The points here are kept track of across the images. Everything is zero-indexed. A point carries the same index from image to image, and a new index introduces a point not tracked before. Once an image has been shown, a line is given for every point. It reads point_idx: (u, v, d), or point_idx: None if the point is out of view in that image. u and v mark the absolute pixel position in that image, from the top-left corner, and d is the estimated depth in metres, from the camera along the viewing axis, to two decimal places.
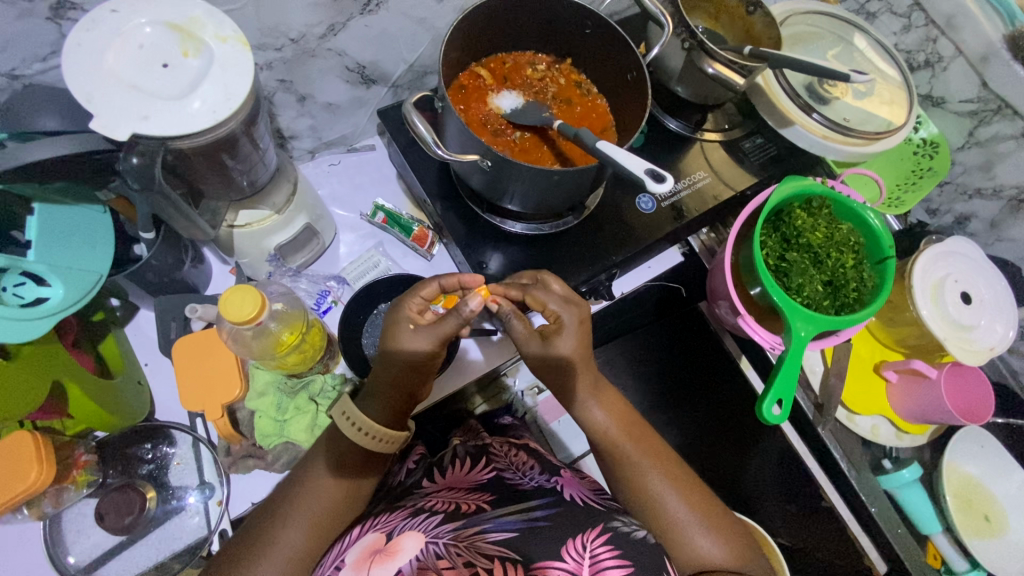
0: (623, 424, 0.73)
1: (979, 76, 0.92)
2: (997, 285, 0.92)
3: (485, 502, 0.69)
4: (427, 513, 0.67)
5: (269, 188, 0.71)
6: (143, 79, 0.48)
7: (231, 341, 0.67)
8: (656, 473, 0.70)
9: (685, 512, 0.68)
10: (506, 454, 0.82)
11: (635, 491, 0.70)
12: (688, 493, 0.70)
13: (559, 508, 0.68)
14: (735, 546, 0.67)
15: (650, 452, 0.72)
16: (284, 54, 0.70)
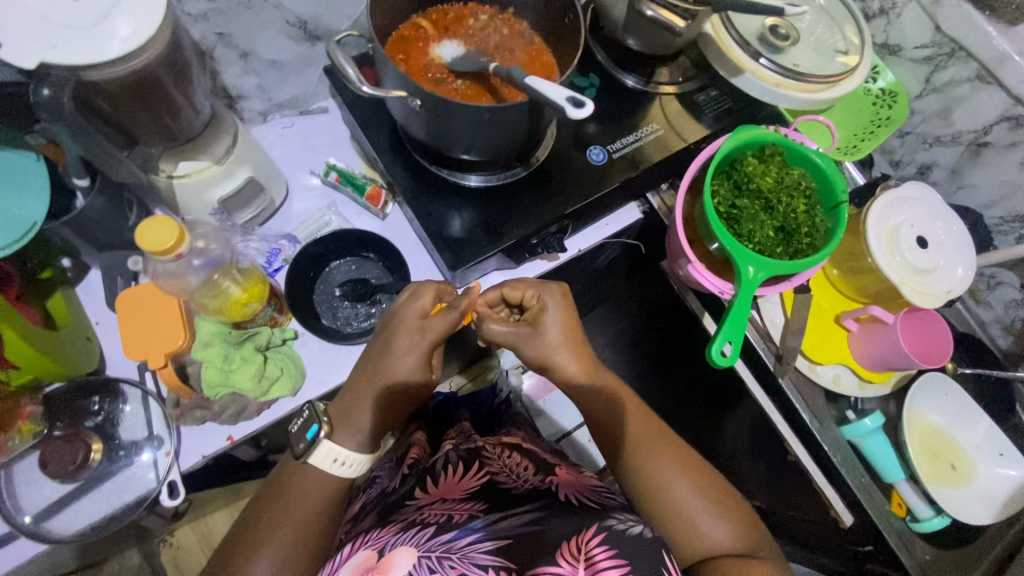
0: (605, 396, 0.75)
1: (932, 20, 0.92)
2: (955, 227, 0.91)
3: (478, 510, 0.69)
4: (419, 528, 0.66)
5: (206, 137, 0.71)
6: (54, 10, 0.49)
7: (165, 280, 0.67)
8: (661, 456, 0.70)
9: (692, 496, 0.68)
10: (499, 457, 0.82)
11: (639, 477, 0.70)
12: (696, 477, 0.70)
13: (550, 511, 0.68)
14: (741, 529, 0.66)
15: (652, 435, 0.73)
16: (218, 4, 0.70)
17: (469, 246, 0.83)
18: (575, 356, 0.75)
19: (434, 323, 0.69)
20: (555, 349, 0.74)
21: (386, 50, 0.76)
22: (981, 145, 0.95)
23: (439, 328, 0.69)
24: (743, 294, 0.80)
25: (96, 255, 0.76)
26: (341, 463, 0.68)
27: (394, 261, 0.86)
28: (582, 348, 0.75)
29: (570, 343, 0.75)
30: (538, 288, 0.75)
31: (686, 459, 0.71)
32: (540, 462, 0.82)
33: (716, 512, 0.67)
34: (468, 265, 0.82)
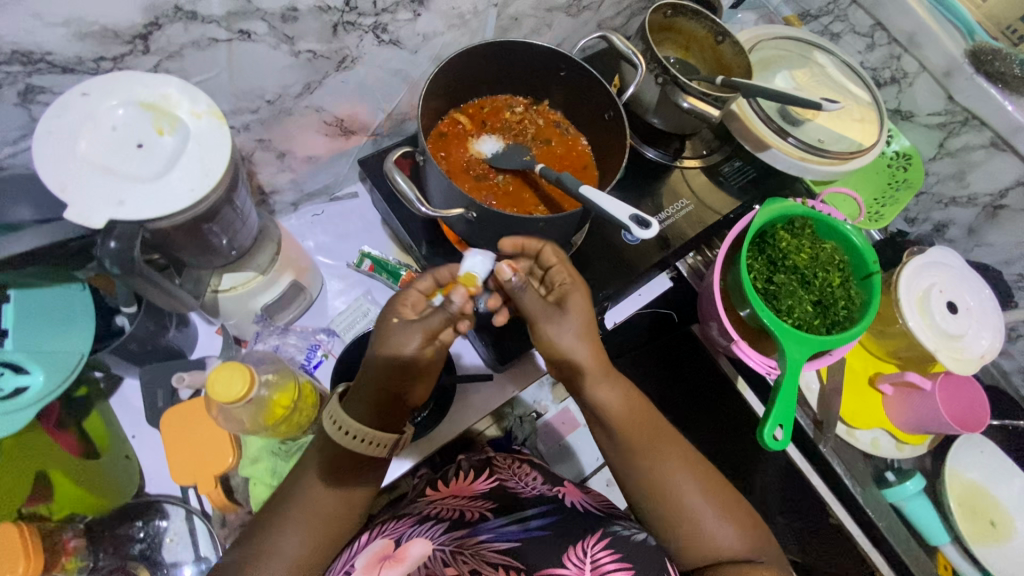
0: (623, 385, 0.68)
1: (944, 90, 0.95)
2: (983, 294, 0.93)
3: (487, 509, 0.72)
4: (433, 521, 0.70)
5: (253, 249, 0.70)
6: (119, 163, 0.48)
7: (224, 418, 0.63)
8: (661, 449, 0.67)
9: (700, 499, 0.65)
10: (510, 466, 0.85)
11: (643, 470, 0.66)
12: (696, 470, 0.68)
13: (558, 516, 0.70)
14: (739, 523, 0.66)
15: (656, 437, 0.68)
16: (261, 115, 0.69)
17: (513, 331, 0.82)
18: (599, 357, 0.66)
19: (434, 317, 0.57)
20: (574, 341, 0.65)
21: (429, 147, 0.77)
22: (997, 208, 0.98)
23: (443, 318, 0.58)
24: (789, 378, 0.80)
25: (134, 369, 0.73)
26: (364, 441, 0.59)
27: None
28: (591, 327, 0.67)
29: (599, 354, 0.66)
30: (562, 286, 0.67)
31: (690, 457, 0.69)
32: (549, 475, 0.85)
33: (715, 507, 0.66)
34: (514, 356, 0.81)
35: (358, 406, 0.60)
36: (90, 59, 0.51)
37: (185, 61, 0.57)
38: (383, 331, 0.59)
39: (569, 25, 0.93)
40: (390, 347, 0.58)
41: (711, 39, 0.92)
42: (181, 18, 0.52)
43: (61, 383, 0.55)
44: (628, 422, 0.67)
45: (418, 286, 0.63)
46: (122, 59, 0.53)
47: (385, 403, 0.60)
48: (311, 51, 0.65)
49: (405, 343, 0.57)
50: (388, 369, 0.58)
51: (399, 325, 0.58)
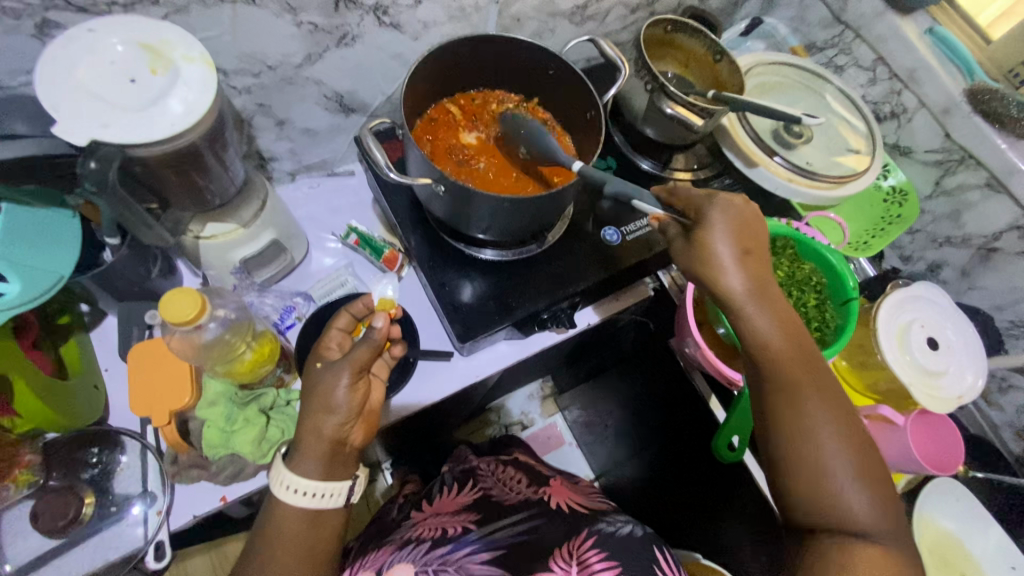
0: (788, 339, 0.63)
1: (942, 128, 0.95)
2: (966, 331, 0.91)
3: (470, 522, 0.77)
4: (416, 542, 0.75)
5: (237, 202, 0.74)
6: (110, 92, 0.52)
7: (182, 349, 0.66)
8: (820, 404, 0.59)
9: (841, 453, 0.57)
10: (492, 474, 0.94)
11: (779, 423, 0.60)
12: (850, 435, 0.58)
13: (543, 519, 0.77)
14: (882, 508, 0.56)
15: (810, 378, 0.61)
16: (262, 80, 0.74)
17: (481, 316, 0.84)
18: (772, 318, 0.63)
19: (359, 350, 0.63)
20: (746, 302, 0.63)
21: (415, 133, 0.81)
22: (991, 250, 0.96)
23: (366, 351, 0.63)
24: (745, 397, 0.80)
25: (114, 304, 0.78)
26: (315, 496, 0.62)
27: (407, 327, 0.88)
28: (771, 290, 0.64)
29: (782, 324, 0.63)
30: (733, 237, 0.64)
31: (857, 427, 0.59)
32: (534, 476, 0.93)
33: (864, 481, 0.57)
34: (477, 336, 0.82)
35: (305, 463, 0.62)
36: (103, 2, 0.56)
37: (191, 16, 0.62)
38: (311, 376, 0.65)
39: (572, 32, 0.97)
40: (320, 378, 0.64)
41: (709, 57, 0.95)
42: None
43: (38, 296, 0.60)
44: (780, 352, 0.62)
45: (337, 326, 0.70)
46: (132, 6, 0.58)
47: (326, 445, 0.63)
48: (313, 24, 0.70)
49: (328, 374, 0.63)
50: (310, 398, 0.63)
51: (324, 369, 0.64)
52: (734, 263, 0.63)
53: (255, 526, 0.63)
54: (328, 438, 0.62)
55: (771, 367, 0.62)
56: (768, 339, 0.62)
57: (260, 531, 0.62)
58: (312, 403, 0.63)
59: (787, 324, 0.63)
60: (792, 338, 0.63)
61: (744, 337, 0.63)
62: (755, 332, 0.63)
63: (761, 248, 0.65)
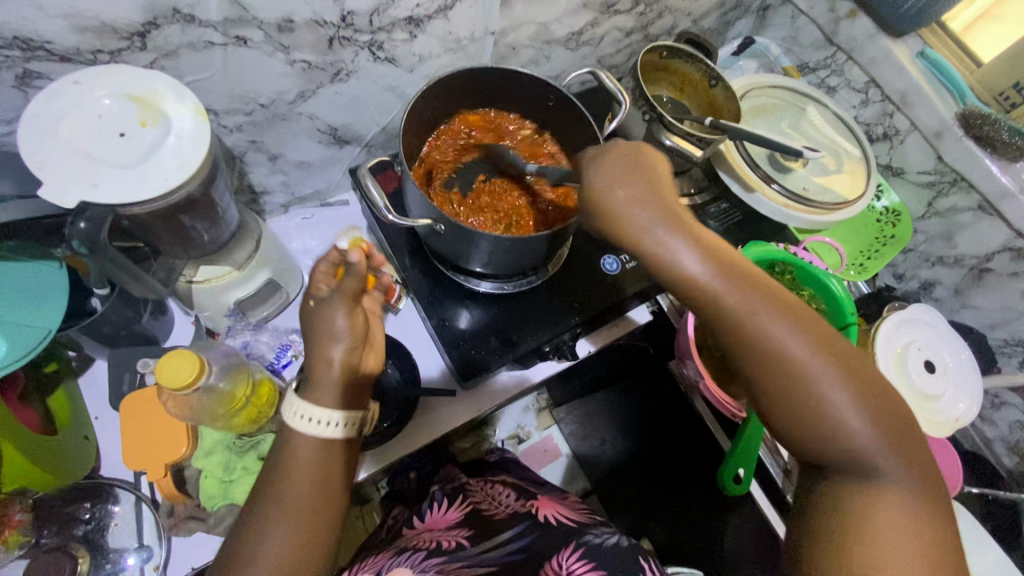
0: (723, 273, 0.53)
1: (934, 150, 0.96)
2: (963, 355, 0.91)
3: (464, 538, 0.77)
4: (412, 551, 0.75)
5: (230, 244, 0.72)
6: (97, 147, 0.50)
7: (178, 407, 0.63)
8: (796, 341, 0.52)
9: (824, 372, 0.51)
10: (482, 489, 0.93)
11: (760, 378, 0.53)
12: (829, 354, 0.52)
13: (536, 532, 0.76)
14: (888, 433, 0.51)
15: (767, 307, 0.53)
16: (254, 117, 0.72)
17: (480, 349, 0.83)
18: (700, 257, 0.53)
19: (347, 281, 0.61)
20: (669, 247, 0.53)
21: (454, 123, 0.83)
22: (984, 270, 0.97)
23: (356, 280, 0.62)
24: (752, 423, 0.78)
25: (103, 350, 0.75)
26: (330, 424, 0.60)
27: (406, 361, 0.86)
28: (691, 224, 0.55)
29: (711, 255, 0.54)
30: (628, 172, 0.56)
31: (833, 340, 0.53)
32: (523, 491, 0.92)
33: (863, 403, 0.51)
34: (478, 374, 0.81)
35: (319, 390, 0.61)
36: (88, 51, 0.54)
37: (180, 60, 0.59)
38: (306, 315, 0.63)
39: (567, 58, 0.96)
40: (313, 314, 0.63)
41: (705, 82, 0.94)
42: (178, 20, 0.55)
43: (21, 357, 0.57)
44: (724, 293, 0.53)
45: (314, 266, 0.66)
46: (119, 53, 0.55)
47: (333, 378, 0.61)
48: (306, 61, 0.68)
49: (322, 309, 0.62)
50: (311, 334, 0.62)
51: (319, 305, 0.62)
52: (638, 201, 0.54)
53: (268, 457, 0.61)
54: (339, 364, 0.62)
55: (726, 320, 0.53)
56: (711, 287, 0.53)
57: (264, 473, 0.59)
58: (309, 340, 0.62)
59: (720, 259, 0.54)
60: (730, 273, 0.53)
61: (680, 290, 0.55)
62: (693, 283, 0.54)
63: (653, 169, 0.57)
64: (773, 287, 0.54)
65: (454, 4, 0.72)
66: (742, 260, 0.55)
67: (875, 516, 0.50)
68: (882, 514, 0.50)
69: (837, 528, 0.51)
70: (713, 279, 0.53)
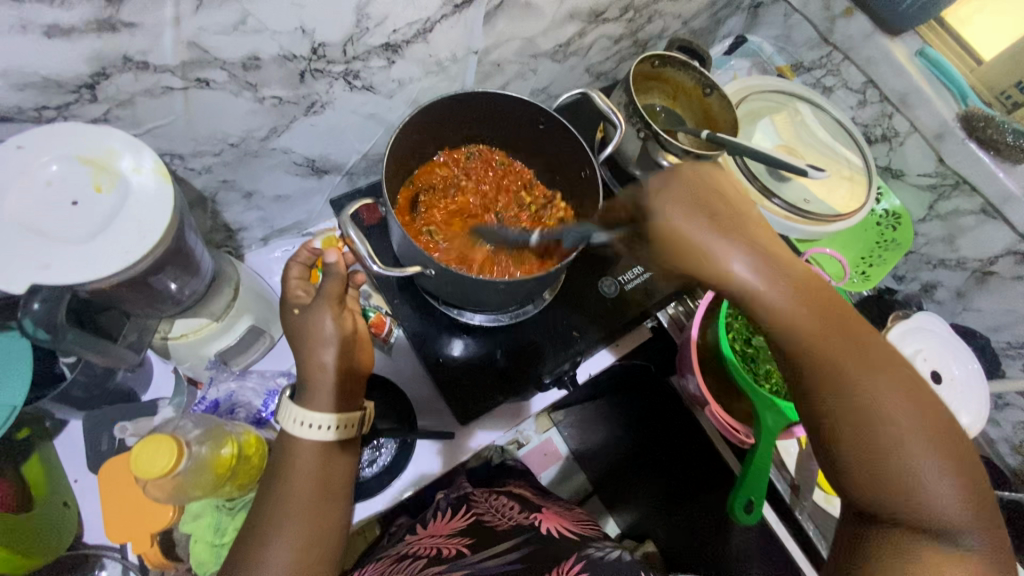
0: (814, 312, 0.56)
1: (935, 153, 0.93)
2: (970, 365, 0.90)
3: (463, 546, 0.72)
4: (410, 559, 0.72)
5: (208, 295, 0.68)
6: (48, 221, 0.46)
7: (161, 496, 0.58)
8: (882, 387, 0.53)
9: (906, 420, 0.52)
10: (488, 500, 0.87)
11: (833, 419, 0.54)
12: (918, 404, 0.53)
13: (536, 547, 0.69)
14: (976, 504, 0.50)
15: (843, 350, 0.54)
16: (224, 157, 0.67)
17: (477, 385, 0.80)
18: (788, 293, 0.56)
19: (329, 282, 0.59)
20: (753, 282, 0.57)
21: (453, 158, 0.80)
22: (987, 273, 0.96)
23: (339, 282, 0.59)
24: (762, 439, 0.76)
25: (78, 411, 0.71)
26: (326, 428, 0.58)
27: (401, 399, 0.83)
28: (780, 261, 0.58)
29: (802, 294, 0.57)
30: (697, 210, 0.59)
31: (924, 394, 0.53)
32: (528, 502, 0.86)
33: (942, 463, 0.51)
34: (476, 415, 0.78)
35: (315, 396, 0.59)
36: (31, 108, 0.49)
37: (137, 108, 0.54)
38: (291, 323, 0.61)
39: (555, 70, 0.91)
40: (298, 316, 0.60)
41: (699, 90, 0.90)
42: (130, 68, 0.50)
43: None
44: (812, 330, 0.55)
45: (292, 274, 0.63)
46: (67, 107, 0.50)
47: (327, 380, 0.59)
48: (277, 97, 0.63)
49: (310, 313, 0.59)
50: (299, 339, 0.60)
51: (304, 311, 0.60)
52: (722, 236, 0.58)
53: (269, 463, 0.60)
54: (333, 368, 0.59)
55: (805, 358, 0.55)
56: (795, 322, 0.56)
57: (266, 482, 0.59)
58: (298, 343, 0.60)
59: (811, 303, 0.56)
60: (827, 319, 0.56)
61: (761, 321, 0.58)
62: (769, 314, 0.57)
63: (746, 207, 0.61)
64: (870, 335, 0.56)
65: (433, 26, 0.67)
66: (842, 305, 0.57)
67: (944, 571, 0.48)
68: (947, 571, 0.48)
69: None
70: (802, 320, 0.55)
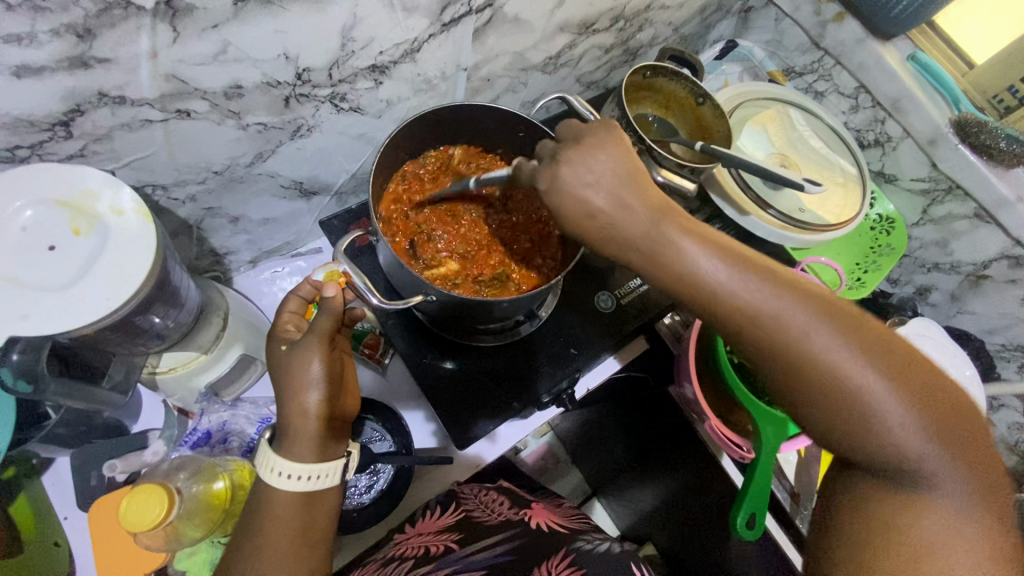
0: (734, 276, 0.47)
1: (928, 158, 0.93)
2: (967, 372, 0.90)
3: (453, 542, 0.68)
4: (396, 563, 0.66)
5: (195, 328, 0.66)
6: (24, 268, 0.44)
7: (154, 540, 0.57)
8: (837, 346, 0.46)
9: (870, 376, 0.45)
10: (475, 494, 0.80)
11: (794, 388, 0.48)
12: (879, 352, 0.46)
13: (524, 542, 0.67)
14: (947, 440, 0.46)
15: (802, 304, 0.47)
16: (208, 185, 0.65)
17: (476, 404, 0.79)
18: (710, 260, 0.48)
19: (321, 319, 0.58)
20: (692, 259, 0.47)
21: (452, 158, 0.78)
22: (981, 277, 0.96)
23: (331, 321, 0.59)
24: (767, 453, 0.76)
25: (66, 449, 0.69)
26: (307, 478, 0.57)
27: (398, 423, 0.81)
28: (689, 222, 0.49)
29: (727, 259, 0.48)
30: (611, 182, 0.49)
31: (882, 338, 0.47)
32: (517, 499, 0.81)
33: (917, 411, 0.45)
34: (477, 437, 0.77)
35: (296, 445, 0.57)
36: (4, 148, 0.47)
37: (116, 142, 0.52)
38: (278, 360, 0.59)
39: (545, 81, 0.90)
40: (284, 355, 0.59)
41: (691, 100, 0.89)
42: (107, 103, 0.48)
43: None
44: (743, 284, 0.47)
45: (289, 308, 0.63)
46: (41, 145, 0.49)
47: (310, 427, 0.57)
48: (261, 123, 0.61)
49: (298, 353, 0.58)
50: (284, 381, 0.58)
51: (293, 349, 0.58)
52: (635, 207, 0.48)
53: (246, 512, 0.57)
54: (315, 415, 0.58)
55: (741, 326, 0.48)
56: (727, 291, 0.47)
57: (245, 537, 0.56)
58: (282, 385, 0.58)
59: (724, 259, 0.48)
60: (748, 274, 0.48)
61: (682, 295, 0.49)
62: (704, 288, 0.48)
63: (625, 151, 0.51)
64: (757, 292, 0.47)
65: (421, 45, 0.65)
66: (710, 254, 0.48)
67: (915, 526, 0.45)
68: (925, 522, 0.45)
69: (880, 537, 0.46)
70: (735, 288, 0.47)
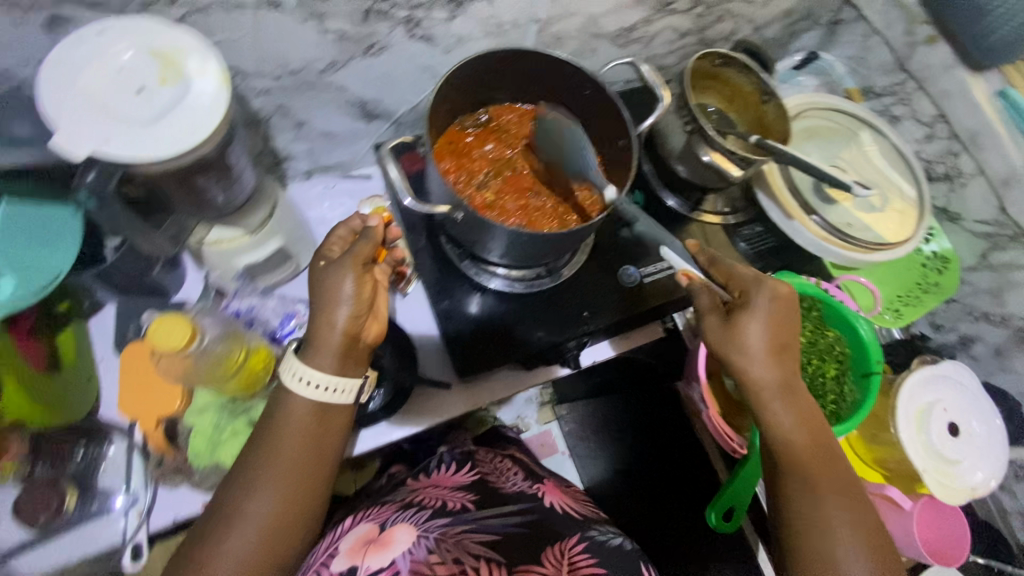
0: (807, 437, 0.65)
1: (998, 200, 0.89)
2: (993, 423, 0.86)
3: (469, 501, 0.71)
4: (417, 508, 0.68)
5: (246, 208, 0.71)
6: (116, 102, 0.50)
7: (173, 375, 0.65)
8: (840, 510, 0.62)
9: (852, 536, 0.60)
10: (491, 462, 0.84)
11: (795, 524, 0.62)
12: (867, 533, 0.61)
13: (538, 514, 0.70)
14: None
15: (825, 468, 0.64)
16: (283, 83, 0.71)
17: (483, 336, 0.82)
18: (794, 418, 0.65)
19: (360, 244, 0.62)
20: (776, 405, 0.65)
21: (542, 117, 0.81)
22: None
23: (370, 246, 0.63)
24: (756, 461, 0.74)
25: (114, 296, 0.76)
26: (322, 388, 0.61)
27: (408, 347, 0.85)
28: (801, 392, 0.66)
29: (805, 422, 0.65)
30: (772, 333, 0.65)
31: (874, 525, 0.62)
32: (531, 471, 0.84)
33: None
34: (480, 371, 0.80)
35: (320, 356, 0.61)
36: None
37: (211, 17, 0.58)
38: (315, 275, 0.63)
39: (614, 54, 0.91)
40: (320, 273, 0.63)
41: (757, 96, 0.89)
42: None
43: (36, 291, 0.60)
44: (802, 442, 0.64)
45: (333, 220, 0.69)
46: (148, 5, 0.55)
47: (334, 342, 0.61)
48: (340, 32, 0.66)
49: (333, 270, 0.61)
50: (316, 296, 0.62)
51: (328, 266, 0.62)
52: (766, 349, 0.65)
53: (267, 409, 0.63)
54: (342, 329, 0.61)
55: (794, 467, 0.64)
56: (791, 437, 0.65)
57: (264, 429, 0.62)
58: (316, 301, 0.62)
59: (808, 424, 0.65)
60: (815, 442, 0.65)
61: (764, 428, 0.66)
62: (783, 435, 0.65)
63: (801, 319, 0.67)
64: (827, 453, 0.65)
65: None
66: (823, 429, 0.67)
67: None
68: None
69: None
70: (797, 435, 0.64)
